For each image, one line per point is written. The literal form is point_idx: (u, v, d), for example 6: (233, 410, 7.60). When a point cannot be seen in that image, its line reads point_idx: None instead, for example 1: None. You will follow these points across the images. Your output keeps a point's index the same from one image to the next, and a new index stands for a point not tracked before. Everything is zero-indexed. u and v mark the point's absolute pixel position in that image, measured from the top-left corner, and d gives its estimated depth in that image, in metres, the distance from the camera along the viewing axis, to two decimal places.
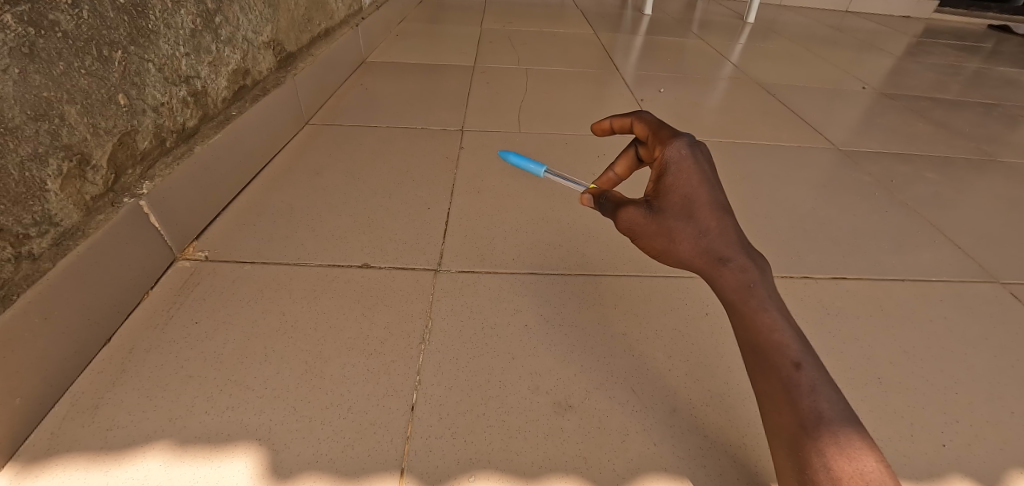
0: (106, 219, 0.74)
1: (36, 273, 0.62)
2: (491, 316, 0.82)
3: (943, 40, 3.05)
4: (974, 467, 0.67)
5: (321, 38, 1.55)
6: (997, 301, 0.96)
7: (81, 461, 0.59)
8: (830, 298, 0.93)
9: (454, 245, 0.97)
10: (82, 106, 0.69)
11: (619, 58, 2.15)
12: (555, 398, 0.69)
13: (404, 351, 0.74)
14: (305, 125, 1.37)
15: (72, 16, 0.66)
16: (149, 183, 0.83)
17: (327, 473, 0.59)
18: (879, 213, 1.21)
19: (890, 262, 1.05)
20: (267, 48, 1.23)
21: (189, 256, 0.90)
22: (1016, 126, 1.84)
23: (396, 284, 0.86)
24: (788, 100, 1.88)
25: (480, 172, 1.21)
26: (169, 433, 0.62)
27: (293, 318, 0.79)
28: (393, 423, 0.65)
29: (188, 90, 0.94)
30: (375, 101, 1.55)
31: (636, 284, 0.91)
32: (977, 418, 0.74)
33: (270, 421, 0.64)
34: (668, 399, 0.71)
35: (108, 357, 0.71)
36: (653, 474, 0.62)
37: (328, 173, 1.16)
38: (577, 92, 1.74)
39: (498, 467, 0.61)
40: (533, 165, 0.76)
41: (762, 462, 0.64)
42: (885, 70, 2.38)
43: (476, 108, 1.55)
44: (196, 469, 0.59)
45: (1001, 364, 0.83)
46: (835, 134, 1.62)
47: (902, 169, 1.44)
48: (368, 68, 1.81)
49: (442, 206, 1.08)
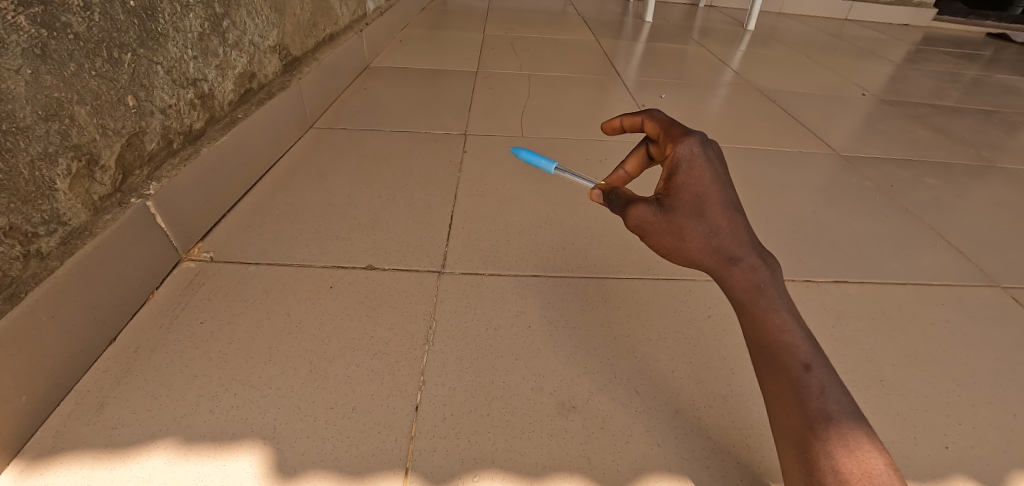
0: (114, 218, 0.74)
1: (43, 271, 0.63)
2: (494, 317, 0.82)
3: (942, 48, 3.07)
4: (977, 470, 0.67)
5: (326, 42, 1.57)
6: (998, 305, 0.97)
7: (86, 459, 0.59)
8: (832, 301, 0.94)
9: (457, 247, 0.97)
10: (92, 107, 0.70)
11: (620, 64, 2.17)
12: (558, 398, 0.69)
13: (408, 351, 0.75)
14: (309, 128, 1.38)
15: (84, 18, 0.68)
16: (156, 184, 0.83)
17: (331, 473, 0.59)
18: (880, 218, 1.22)
19: (891, 266, 1.05)
20: (272, 52, 1.24)
21: (194, 256, 0.90)
22: (1015, 133, 1.86)
23: (398, 285, 0.87)
24: (788, 105, 1.90)
25: (483, 174, 1.22)
26: (174, 432, 0.62)
27: (298, 319, 0.79)
28: (397, 423, 0.65)
29: (196, 92, 0.95)
30: (378, 104, 1.56)
31: (639, 286, 0.91)
32: (980, 420, 0.74)
33: (274, 421, 0.64)
34: (672, 400, 0.71)
35: (113, 357, 0.71)
36: (656, 474, 0.62)
37: (333, 175, 1.17)
38: (579, 97, 1.76)
39: (502, 467, 0.61)
40: (542, 162, 0.77)
41: (766, 464, 0.64)
42: (884, 77, 2.40)
43: (479, 113, 1.56)
44: (200, 467, 0.59)
45: (1003, 368, 0.83)
46: (835, 140, 1.63)
47: (901, 174, 1.45)
48: (372, 72, 1.83)
49: (445, 209, 1.08)
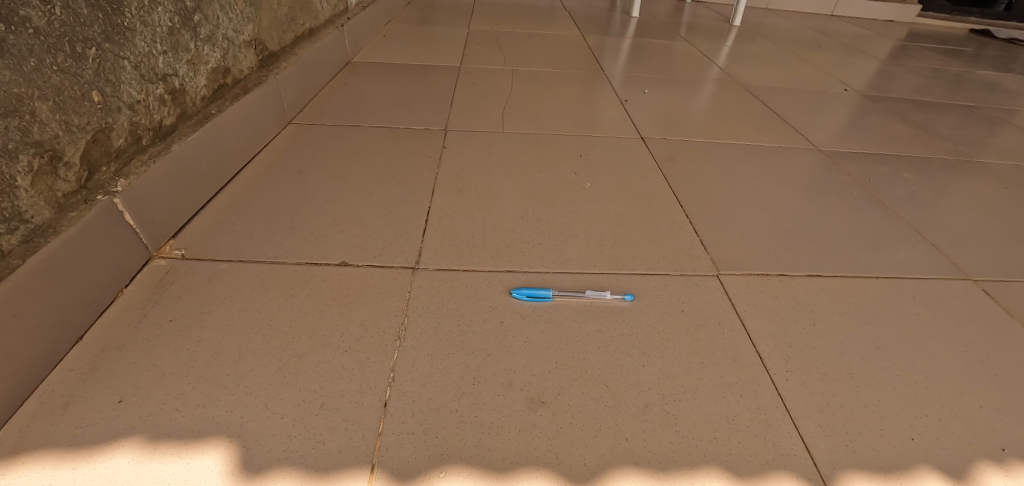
0: (79, 215, 0.73)
1: (5, 270, 0.62)
2: (467, 313, 0.82)
3: (925, 44, 3.10)
4: (941, 460, 0.69)
5: (305, 37, 1.55)
6: (968, 298, 0.99)
7: (49, 458, 0.58)
8: (805, 294, 0.95)
9: (433, 244, 0.97)
10: (54, 103, 0.69)
11: (606, 59, 2.17)
12: (528, 394, 0.70)
13: (379, 347, 0.74)
14: (288, 124, 1.37)
15: (44, 12, 0.66)
16: (124, 181, 0.82)
17: (296, 470, 0.59)
18: (856, 213, 1.23)
19: (865, 260, 1.06)
20: (248, 47, 1.22)
21: (165, 254, 0.89)
22: (993, 129, 1.88)
23: (372, 281, 0.87)
24: (770, 101, 1.91)
25: (463, 170, 1.22)
26: (139, 431, 0.62)
27: (269, 316, 0.78)
28: (365, 419, 0.65)
29: (166, 88, 0.93)
30: (360, 100, 1.55)
31: (613, 281, 0.92)
32: (946, 412, 0.75)
33: (242, 418, 0.64)
34: (641, 394, 0.72)
35: (80, 356, 0.70)
36: (623, 468, 0.62)
37: (310, 171, 1.16)
38: (562, 93, 1.75)
39: (469, 463, 0.61)
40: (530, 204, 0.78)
41: (732, 456, 0.65)
42: (867, 73, 2.42)
43: (461, 109, 1.55)
44: (164, 466, 0.58)
45: (971, 360, 0.85)
46: (816, 136, 1.65)
47: (879, 169, 1.46)
48: (354, 67, 1.81)
49: (422, 205, 1.08)
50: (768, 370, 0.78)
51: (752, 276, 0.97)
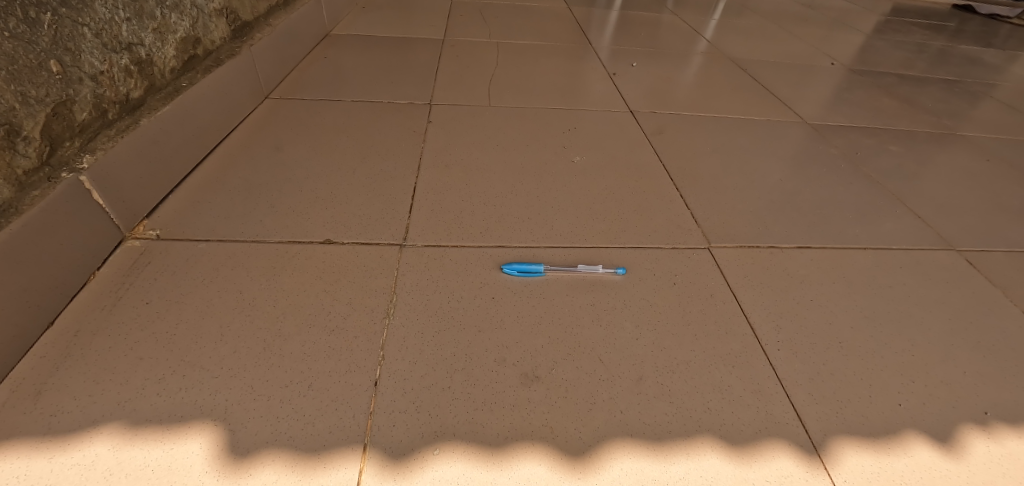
0: (42, 194, 0.69)
1: None
2: (457, 289, 0.80)
3: (910, 19, 3.10)
4: (927, 425, 0.70)
5: (280, 7, 1.48)
6: (952, 267, 1.00)
7: (22, 449, 0.56)
8: (795, 266, 0.95)
9: (420, 220, 0.94)
10: (7, 72, 0.64)
11: (593, 32, 2.12)
12: (521, 369, 0.69)
13: (367, 326, 0.72)
14: (265, 99, 1.31)
15: None
16: (90, 157, 0.77)
17: (285, 452, 0.58)
18: (844, 185, 1.23)
19: (853, 231, 1.07)
20: (218, 16, 1.16)
21: (138, 235, 0.85)
22: (976, 103, 1.90)
23: (359, 259, 0.84)
24: (758, 74, 1.90)
25: (449, 145, 1.18)
26: (118, 417, 0.60)
27: (251, 296, 0.76)
28: (355, 399, 0.63)
29: (131, 58, 0.88)
30: (340, 73, 1.49)
31: (604, 255, 0.91)
32: (932, 378, 0.76)
33: (226, 401, 0.62)
34: (635, 367, 0.71)
35: (52, 342, 0.67)
36: (618, 441, 0.62)
37: (290, 147, 1.12)
38: (549, 66, 1.71)
39: (463, 439, 0.60)
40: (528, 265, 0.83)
41: (726, 426, 0.65)
42: (853, 47, 2.41)
43: (445, 83, 1.51)
44: (146, 452, 0.56)
45: (955, 327, 0.86)
46: (804, 109, 1.64)
47: (866, 142, 1.46)
48: (332, 40, 1.74)
49: (408, 180, 1.05)
50: (760, 341, 0.78)
51: (743, 248, 0.97)
